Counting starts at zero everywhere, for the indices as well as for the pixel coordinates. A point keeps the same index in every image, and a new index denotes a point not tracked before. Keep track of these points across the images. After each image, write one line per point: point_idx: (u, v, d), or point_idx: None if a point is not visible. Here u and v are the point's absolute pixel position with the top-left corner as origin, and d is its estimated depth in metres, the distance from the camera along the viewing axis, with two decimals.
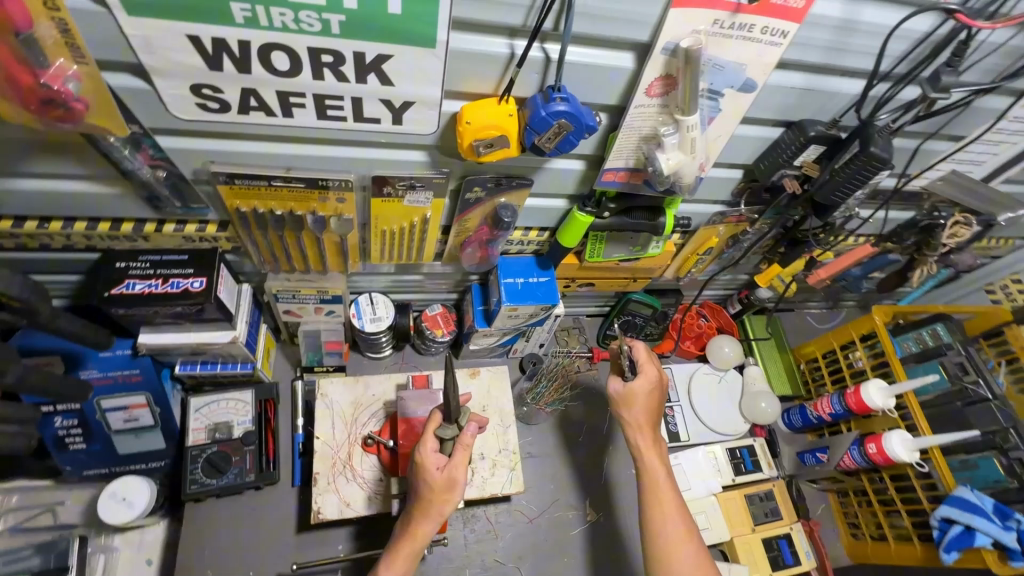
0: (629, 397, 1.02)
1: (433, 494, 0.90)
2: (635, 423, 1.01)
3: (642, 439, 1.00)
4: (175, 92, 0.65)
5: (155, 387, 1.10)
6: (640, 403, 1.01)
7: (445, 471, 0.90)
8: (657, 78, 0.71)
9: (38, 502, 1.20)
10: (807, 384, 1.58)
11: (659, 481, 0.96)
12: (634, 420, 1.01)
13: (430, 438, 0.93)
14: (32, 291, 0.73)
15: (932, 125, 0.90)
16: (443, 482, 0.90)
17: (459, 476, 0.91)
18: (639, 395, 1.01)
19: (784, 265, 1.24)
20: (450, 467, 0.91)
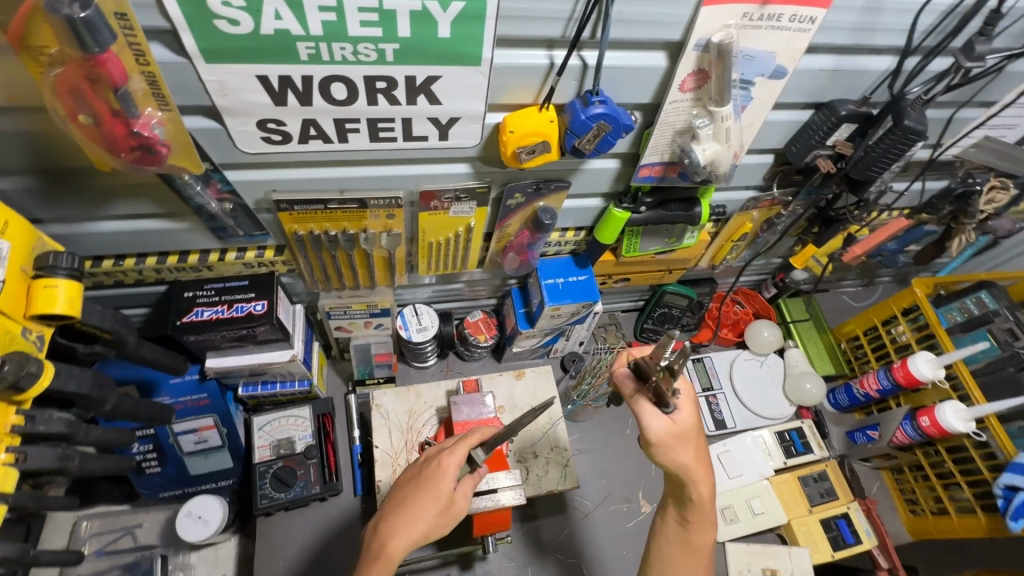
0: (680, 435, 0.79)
1: (434, 506, 0.87)
2: (693, 467, 0.81)
3: (703, 491, 0.84)
4: (244, 128, 0.70)
5: (222, 409, 1.16)
6: (691, 441, 0.80)
7: (456, 492, 0.89)
8: (690, 73, 0.74)
9: (119, 525, 1.26)
10: (850, 363, 1.57)
11: (704, 538, 0.87)
12: (687, 466, 0.80)
13: (460, 453, 0.91)
14: (121, 323, 0.79)
15: (968, 92, 0.92)
16: (448, 502, 0.88)
17: (460, 504, 0.90)
18: (691, 431, 0.80)
19: (819, 245, 1.25)
20: (460, 489, 0.90)
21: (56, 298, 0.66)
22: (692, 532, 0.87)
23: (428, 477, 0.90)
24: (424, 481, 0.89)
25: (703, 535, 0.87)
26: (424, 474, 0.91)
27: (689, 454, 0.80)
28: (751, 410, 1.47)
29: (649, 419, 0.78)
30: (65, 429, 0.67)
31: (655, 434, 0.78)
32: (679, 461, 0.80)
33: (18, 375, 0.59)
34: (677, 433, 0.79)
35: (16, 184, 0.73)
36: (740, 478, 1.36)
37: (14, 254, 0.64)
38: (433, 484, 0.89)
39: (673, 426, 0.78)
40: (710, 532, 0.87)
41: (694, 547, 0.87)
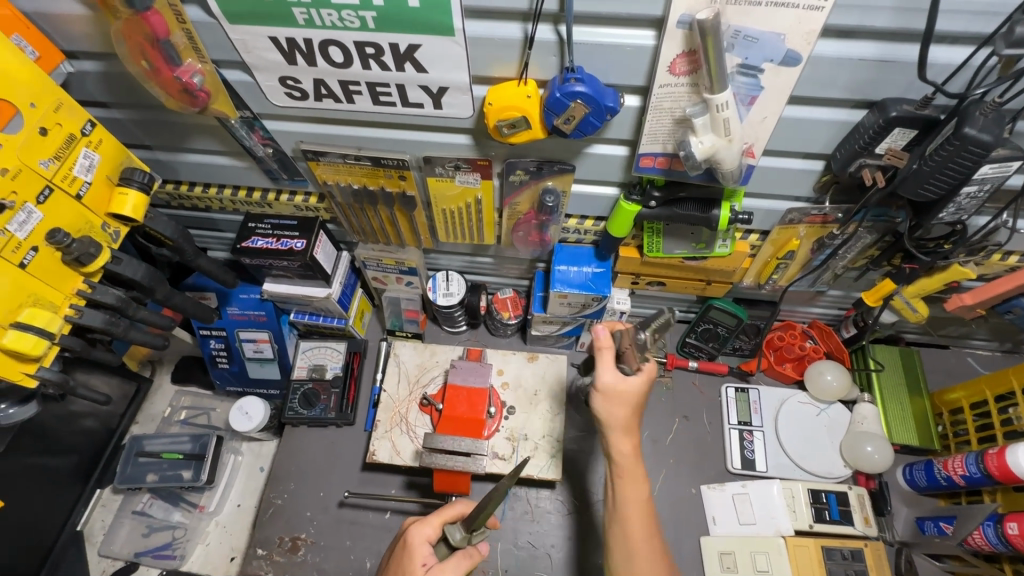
0: (620, 392, 0.90)
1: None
2: (629, 422, 0.91)
3: (625, 444, 0.92)
4: (270, 83, 0.83)
5: (275, 327, 1.37)
6: (632, 401, 0.92)
7: (428, 572, 0.87)
8: (679, 55, 0.68)
9: (199, 404, 1.57)
10: (946, 438, 1.28)
11: (638, 500, 0.91)
12: (620, 421, 0.91)
13: (431, 526, 0.92)
14: (180, 235, 1.00)
15: None
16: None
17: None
18: (635, 393, 0.91)
19: (899, 281, 1.04)
20: (433, 572, 0.87)
21: (125, 203, 0.86)
22: (621, 489, 0.92)
23: (400, 556, 0.92)
24: (397, 564, 0.91)
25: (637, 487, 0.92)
26: (399, 552, 0.93)
27: (626, 410, 0.91)
28: (791, 458, 1.28)
29: (603, 372, 0.91)
30: (116, 303, 0.88)
31: (602, 384, 0.90)
32: (613, 415, 0.91)
33: (81, 253, 0.81)
34: (626, 390, 0.90)
35: (126, 114, 0.95)
36: (751, 526, 1.21)
37: (103, 164, 0.84)
38: (404, 562, 0.90)
39: (620, 384, 0.91)
40: (639, 486, 0.92)
41: (629, 506, 0.91)
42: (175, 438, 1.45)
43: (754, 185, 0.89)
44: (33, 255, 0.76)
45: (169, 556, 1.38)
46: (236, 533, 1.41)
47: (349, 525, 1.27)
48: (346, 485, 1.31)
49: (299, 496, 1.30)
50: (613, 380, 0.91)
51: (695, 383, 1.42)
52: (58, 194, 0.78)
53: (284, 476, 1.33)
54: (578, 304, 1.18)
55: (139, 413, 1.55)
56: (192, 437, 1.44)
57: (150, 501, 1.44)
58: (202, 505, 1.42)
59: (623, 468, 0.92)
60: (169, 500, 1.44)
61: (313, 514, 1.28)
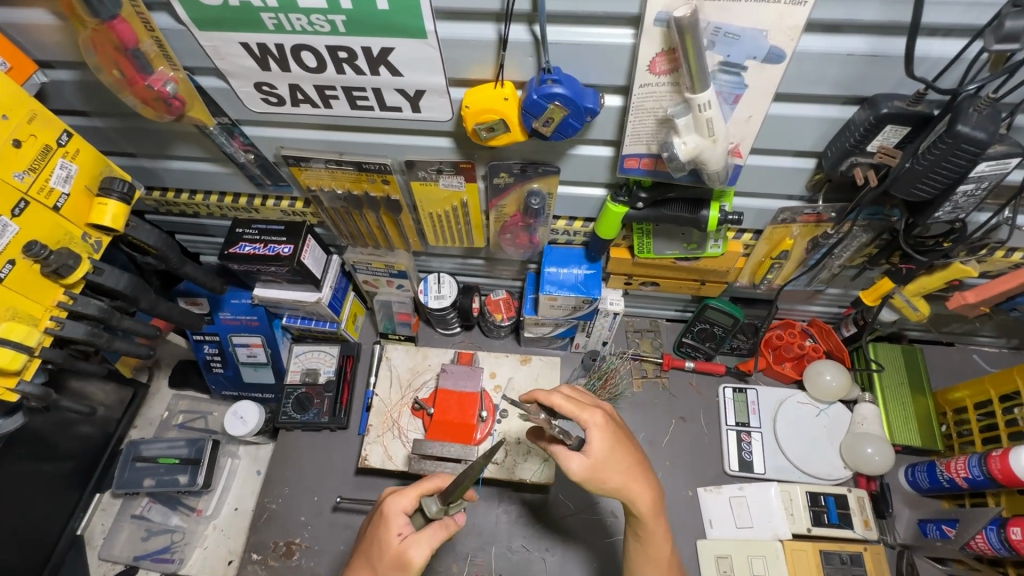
0: (600, 467, 0.84)
1: (382, 559, 0.86)
2: (628, 483, 0.87)
3: (644, 500, 0.88)
4: (246, 89, 0.81)
5: (267, 332, 1.37)
6: (614, 466, 0.86)
7: (404, 541, 0.87)
8: (658, 54, 0.65)
9: (197, 408, 1.57)
10: (950, 439, 1.24)
11: (662, 553, 0.93)
12: (620, 487, 0.86)
13: (408, 497, 0.90)
14: (165, 243, 0.99)
15: None
16: (394, 553, 0.86)
17: (413, 558, 0.85)
18: (609, 455, 0.85)
19: (898, 281, 1.01)
20: (409, 541, 0.86)
21: (104, 213, 0.86)
22: (651, 545, 0.93)
23: (377, 524, 0.91)
24: (373, 533, 0.90)
25: (657, 529, 0.91)
26: (375, 520, 0.92)
27: (618, 475, 0.86)
28: (789, 460, 1.26)
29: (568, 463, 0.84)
30: (98, 314, 0.88)
31: (575, 473, 0.84)
32: (616, 481, 0.86)
33: (59, 265, 0.80)
34: (598, 460, 0.85)
35: (107, 123, 0.94)
36: (749, 530, 1.19)
37: (81, 175, 0.84)
38: (380, 531, 0.89)
39: (588, 460, 0.84)
40: (665, 541, 0.92)
41: (655, 559, 0.93)
42: (172, 443, 1.45)
43: (744, 184, 0.87)
44: (10, 268, 0.76)
45: (168, 560, 1.39)
46: (233, 536, 1.42)
47: (343, 529, 1.26)
48: (340, 489, 1.31)
49: (294, 501, 1.30)
50: (585, 463, 0.84)
51: (692, 383, 1.40)
52: (34, 206, 0.78)
53: (279, 480, 1.33)
54: (569, 308, 1.17)
55: (137, 417, 1.56)
56: (188, 441, 1.45)
57: (149, 504, 1.45)
58: (200, 508, 1.43)
59: (648, 526, 0.91)
60: (167, 504, 1.45)
61: (308, 519, 1.28)
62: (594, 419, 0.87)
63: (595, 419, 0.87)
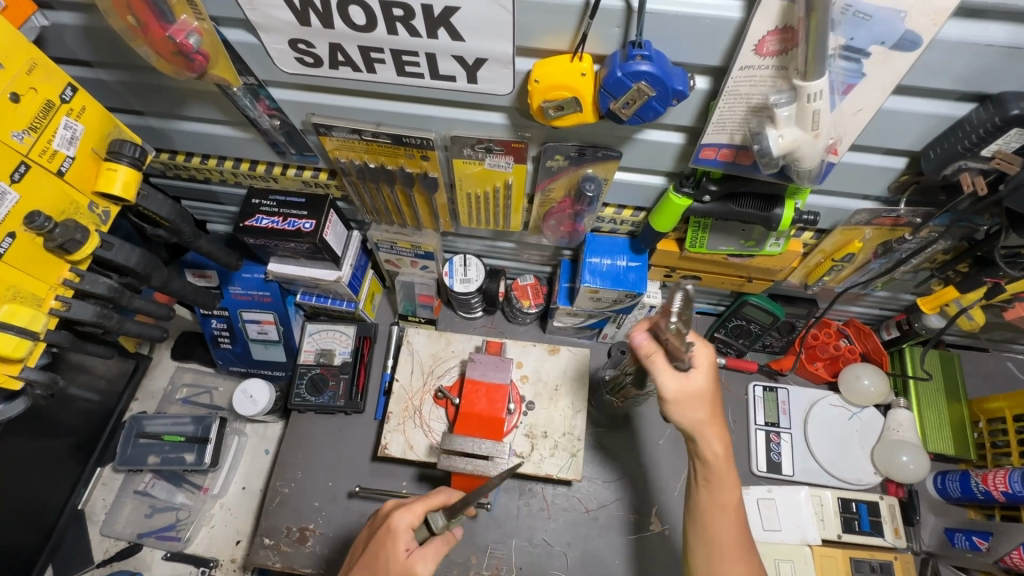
0: (689, 396, 0.76)
1: (385, 575, 0.81)
2: (708, 423, 0.78)
3: (719, 446, 0.78)
4: (278, 46, 0.71)
5: (280, 309, 1.29)
6: (707, 398, 0.77)
7: (410, 556, 0.82)
8: (771, 31, 0.57)
9: (201, 383, 1.50)
10: (982, 449, 1.22)
11: (727, 498, 0.80)
12: (700, 423, 0.77)
13: (413, 512, 0.85)
14: (178, 215, 0.91)
15: None
16: (401, 569, 0.81)
17: (419, 573, 0.81)
18: (705, 390, 0.77)
19: (963, 290, 0.95)
20: (417, 556, 0.82)
21: (114, 180, 0.76)
22: (716, 492, 0.80)
23: (379, 536, 0.85)
24: (375, 544, 0.84)
25: (725, 496, 0.80)
26: (376, 535, 0.86)
27: (702, 413, 0.77)
28: (819, 463, 1.23)
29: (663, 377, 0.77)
30: (108, 293, 0.80)
31: (667, 390, 0.77)
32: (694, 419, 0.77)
33: (65, 240, 0.71)
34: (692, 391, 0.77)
35: (113, 76, 0.84)
36: (776, 533, 1.16)
37: (87, 136, 0.74)
38: (384, 546, 0.83)
39: (683, 384, 0.76)
40: (735, 489, 0.80)
41: (721, 507, 0.80)
42: (177, 419, 1.39)
43: (825, 184, 0.79)
44: (10, 242, 0.67)
45: (173, 538, 1.34)
46: (241, 515, 1.37)
47: (357, 517, 1.22)
48: (354, 475, 1.26)
49: (307, 485, 1.25)
50: (677, 384, 0.76)
51: (721, 380, 1.35)
52: (35, 171, 0.68)
53: (292, 464, 1.27)
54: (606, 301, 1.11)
55: (139, 390, 1.49)
56: (194, 418, 1.38)
57: (152, 481, 1.39)
58: (206, 487, 1.36)
59: (716, 471, 0.80)
60: (172, 481, 1.38)
61: (322, 504, 1.23)
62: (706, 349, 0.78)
63: (705, 350, 0.79)
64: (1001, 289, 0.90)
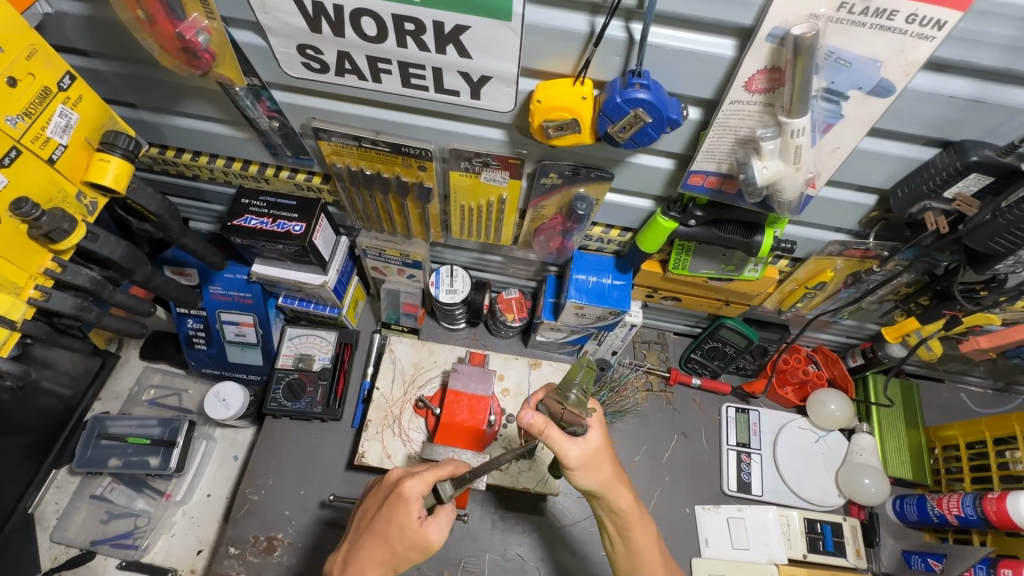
0: (588, 464, 0.79)
1: (400, 542, 0.82)
2: (613, 481, 0.81)
3: (622, 500, 0.82)
4: (285, 50, 0.72)
5: (261, 311, 1.27)
6: (608, 458, 0.81)
7: (422, 524, 0.83)
8: (760, 70, 0.61)
9: (171, 384, 1.45)
10: (937, 475, 1.28)
11: (646, 540, 0.85)
12: (601, 485, 0.81)
13: (424, 481, 0.84)
14: (166, 210, 0.90)
15: None
16: (415, 536, 0.82)
17: (433, 540, 0.83)
18: (603, 449, 0.81)
19: (923, 322, 1.02)
20: (430, 523, 0.83)
21: (106, 170, 0.75)
22: (631, 539, 0.84)
23: (389, 506, 0.84)
24: (386, 510, 0.84)
25: (642, 539, 0.84)
26: (387, 503, 0.85)
27: (606, 472, 0.81)
28: (787, 485, 1.27)
29: (565, 447, 0.78)
30: (89, 285, 0.78)
31: (568, 461, 0.79)
32: (596, 482, 0.80)
33: (52, 228, 0.70)
34: (592, 453, 0.80)
35: (110, 67, 0.83)
36: (744, 552, 1.20)
37: (82, 125, 0.73)
38: (395, 515, 0.83)
39: (586, 450, 0.79)
40: (649, 533, 0.85)
41: (642, 549, 0.84)
42: (143, 421, 1.33)
43: (802, 215, 0.84)
44: None
45: (129, 546, 1.28)
46: (204, 524, 1.32)
47: (328, 527, 1.19)
48: (328, 484, 1.24)
49: (277, 494, 1.22)
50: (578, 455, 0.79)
51: (696, 401, 1.38)
52: (27, 157, 0.67)
53: (262, 471, 1.24)
54: (569, 396, 0.79)
55: (103, 389, 1.43)
56: (162, 420, 1.33)
57: (112, 485, 1.33)
58: (169, 493, 1.31)
59: (624, 518, 0.83)
60: (132, 485, 1.33)
61: (292, 514, 1.20)
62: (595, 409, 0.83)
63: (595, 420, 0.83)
64: (959, 320, 0.97)
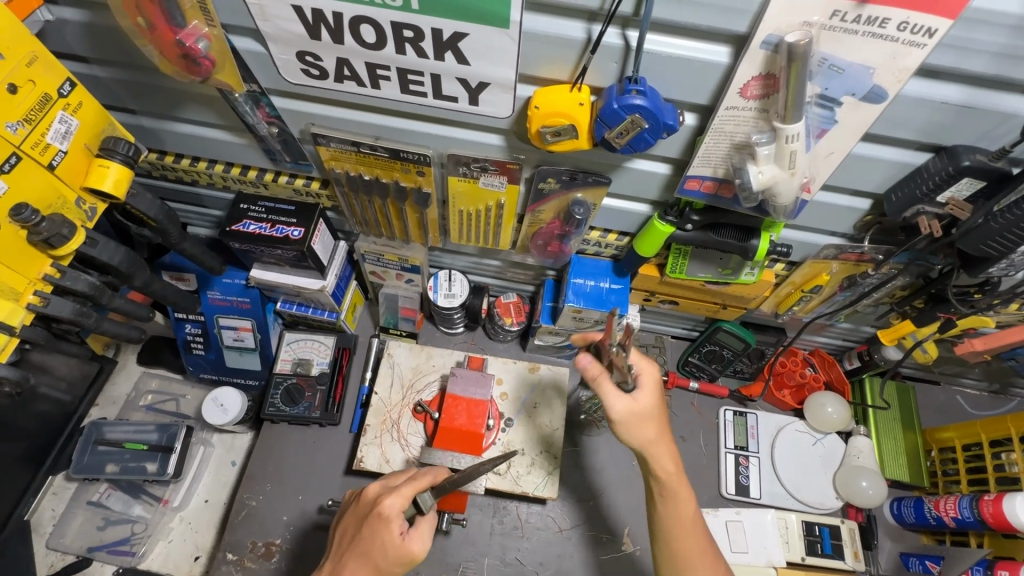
0: (638, 416, 0.80)
1: (385, 558, 0.83)
2: (658, 440, 0.82)
3: (667, 463, 0.83)
4: (285, 57, 0.73)
5: (259, 316, 1.27)
6: (653, 418, 0.82)
7: (405, 538, 0.84)
8: (755, 77, 0.62)
9: (168, 390, 1.45)
10: (934, 477, 1.29)
11: (686, 513, 0.84)
12: (649, 442, 0.82)
13: (404, 497, 0.84)
14: (165, 215, 0.90)
15: None
16: (399, 550, 0.83)
17: (417, 551, 0.84)
18: (654, 411, 0.82)
19: (918, 324, 1.02)
20: (412, 535, 0.84)
21: (105, 176, 0.75)
22: (672, 506, 0.84)
23: (371, 523, 0.84)
24: (368, 529, 0.84)
25: (682, 509, 0.84)
26: (368, 521, 0.84)
27: (651, 431, 0.81)
28: (785, 487, 1.27)
29: (613, 399, 0.80)
30: (88, 290, 0.79)
31: (616, 412, 0.80)
32: (640, 439, 0.82)
33: (51, 234, 0.70)
34: (640, 410, 0.81)
35: (109, 73, 0.84)
36: (743, 555, 1.20)
37: (81, 131, 0.73)
38: (377, 533, 0.83)
39: (633, 403, 0.81)
40: (690, 502, 0.84)
41: (681, 518, 0.84)
42: (140, 426, 1.33)
43: (797, 219, 0.85)
44: None
45: (126, 552, 1.27)
46: (201, 530, 1.31)
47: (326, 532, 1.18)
48: (327, 488, 1.24)
49: (275, 499, 1.22)
50: (625, 408, 0.80)
51: (694, 404, 1.38)
52: (26, 163, 0.67)
53: (261, 476, 1.24)
54: (615, 348, 0.81)
55: (100, 395, 1.43)
56: (159, 426, 1.32)
57: (109, 491, 1.33)
58: (166, 499, 1.31)
59: (669, 489, 0.83)
60: (129, 492, 1.32)
61: (291, 519, 1.20)
62: (650, 366, 0.82)
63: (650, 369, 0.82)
64: (954, 322, 0.97)
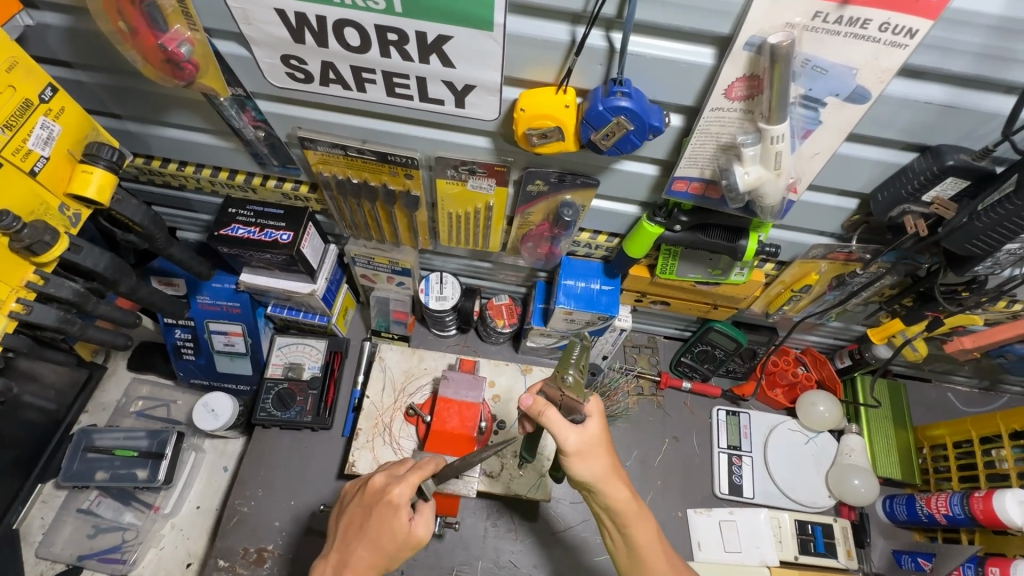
0: (588, 447, 0.79)
1: (393, 544, 0.83)
2: (610, 470, 0.80)
3: (621, 493, 0.81)
4: (270, 61, 0.73)
5: (249, 321, 1.26)
6: (604, 446, 0.80)
7: (411, 523, 0.84)
8: (739, 78, 0.62)
9: (159, 396, 1.44)
10: (926, 474, 1.29)
11: (647, 539, 0.82)
12: (598, 475, 0.79)
13: (410, 486, 0.84)
14: (151, 221, 0.89)
15: None
16: (407, 536, 0.83)
17: (422, 535, 0.85)
18: (601, 438, 0.80)
19: (907, 323, 1.03)
20: (417, 520, 0.84)
21: (89, 182, 0.75)
22: (631, 533, 0.82)
23: (379, 512, 0.83)
24: (376, 518, 0.83)
25: (642, 535, 0.82)
26: (375, 510, 0.84)
27: (602, 461, 0.80)
28: (778, 487, 1.28)
29: (565, 432, 0.78)
30: (72, 297, 0.78)
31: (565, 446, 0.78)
32: (594, 473, 0.79)
33: (34, 241, 0.70)
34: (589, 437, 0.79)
35: (93, 78, 0.83)
36: (737, 554, 1.19)
37: (64, 137, 0.73)
38: (386, 521, 0.82)
39: (584, 433, 0.79)
40: (649, 527, 0.83)
41: (641, 544, 0.82)
42: (131, 433, 1.32)
43: (785, 219, 0.85)
44: None
45: (117, 560, 1.26)
46: (193, 537, 1.30)
47: (318, 537, 1.18)
48: (319, 493, 1.23)
49: (267, 504, 1.21)
50: (577, 440, 0.78)
51: (687, 404, 1.38)
52: (7, 169, 0.67)
53: (252, 481, 1.23)
54: (566, 379, 0.78)
55: (90, 402, 1.42)
56: (150, 432, 1.31)
57: (98, 499, 1.31)
58: (157, 505, 1.30)
59: (626, 519, 0.81)
60: (120, 499, 1.31)
61: (283, 524, 1.19)
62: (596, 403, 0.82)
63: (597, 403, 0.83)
64: (941, 321, 0.98)
